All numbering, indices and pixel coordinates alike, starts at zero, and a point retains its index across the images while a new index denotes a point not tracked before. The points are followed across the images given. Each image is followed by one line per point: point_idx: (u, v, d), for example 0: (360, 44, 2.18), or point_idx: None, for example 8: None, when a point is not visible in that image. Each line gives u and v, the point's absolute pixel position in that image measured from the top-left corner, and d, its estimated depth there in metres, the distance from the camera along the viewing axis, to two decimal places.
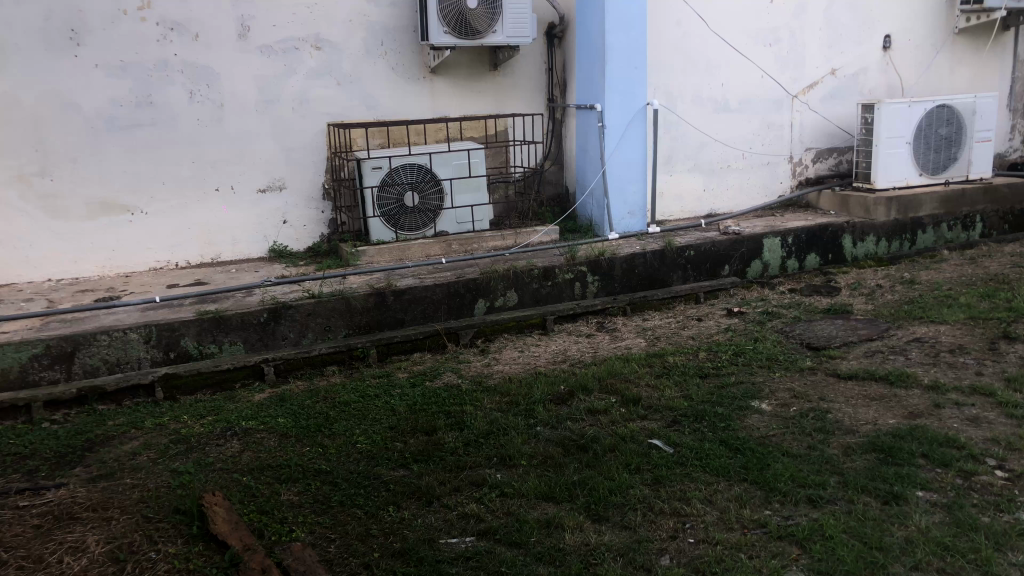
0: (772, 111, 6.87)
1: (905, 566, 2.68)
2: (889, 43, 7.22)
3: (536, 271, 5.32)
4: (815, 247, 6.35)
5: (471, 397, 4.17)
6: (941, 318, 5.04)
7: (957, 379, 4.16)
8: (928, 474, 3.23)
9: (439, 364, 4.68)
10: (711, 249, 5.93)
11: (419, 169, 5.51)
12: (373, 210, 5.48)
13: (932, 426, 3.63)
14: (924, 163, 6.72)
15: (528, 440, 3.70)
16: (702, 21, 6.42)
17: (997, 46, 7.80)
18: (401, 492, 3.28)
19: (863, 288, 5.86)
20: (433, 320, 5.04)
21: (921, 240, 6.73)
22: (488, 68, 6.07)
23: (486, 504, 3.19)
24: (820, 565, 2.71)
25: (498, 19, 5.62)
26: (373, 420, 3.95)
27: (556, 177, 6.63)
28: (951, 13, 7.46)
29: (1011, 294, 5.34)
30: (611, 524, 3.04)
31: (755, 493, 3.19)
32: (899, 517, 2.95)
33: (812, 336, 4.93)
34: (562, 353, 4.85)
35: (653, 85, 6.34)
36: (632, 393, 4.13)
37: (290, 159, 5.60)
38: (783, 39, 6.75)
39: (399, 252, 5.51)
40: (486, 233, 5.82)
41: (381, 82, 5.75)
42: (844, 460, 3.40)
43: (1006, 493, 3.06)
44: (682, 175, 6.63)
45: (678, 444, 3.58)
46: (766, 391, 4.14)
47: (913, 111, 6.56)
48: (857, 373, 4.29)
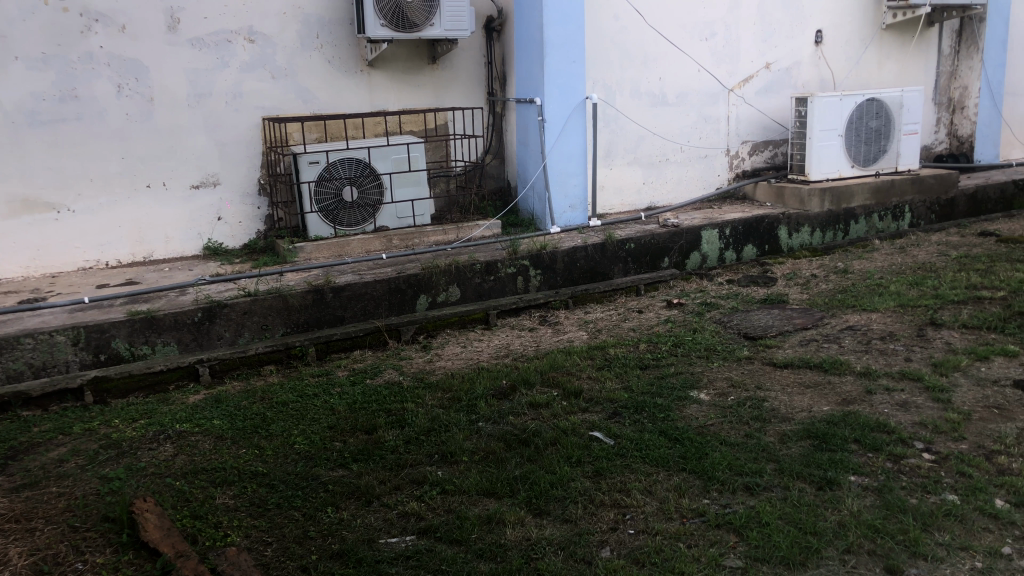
0: (709, 105, 6.96)
1: (837, 549, 2.74)
2: (820, 38, 7.37)
3: (478, 266, 5.29)
4: (752, 238, 6.45)
5: (413, 394, 4.13)
6: (873, 306, 5.16)
7: (887, 365, 4.26)
8: (859, 459, 3.30)
9: (380, 361, 4.63)
10: (651, 242, 5.98)
11: (358, 164, 5.42)
12: (311, 206, 5.39)
13: (864, 412, 3.72)
14: (856, 155, 6.88)
15: (470, 435, 3.67)
16: (639, 15, 6.45)
17: (923, 41, 8.05)
18: (340, 492, 3.22)
19: (798, 277, 5.98)
20: (373, 317, 4.97)
21: (853, 230, 6.90)
22: (426, 62, 6.02)
23: (427, 502, 3.15)
24: (757, 551, 2.74)
25: (436, 13, 5.56)
26: (313, 420, 3.88)
27: (497, 171, 6.61)
28: (879, 9, 7.66)
29: (939, 282, 5.50)
30: (552, 518, 3.03)
31: (693, 483, 3.22)
32: (832, 502, 3.01)
33: (749, 326, 5.01)
34: (505, 347, 4.83)
35: (592, 78, 6.35)
36: (574, 386, 4.14)
37: (224, 154, 5.46)
38: (717, 33, 6.84)
39: (338, 248, 5.42)
40: (427, 228, 5.77)
41: (316, 75, 5.65)
42: (780, 447, 3.46)
43: (932, 475, 3.14)
44: (622, 168, 6.66)
45: (618, 436, 3.60)
46: (703, 381, 4.19)
47: (845, 104, 6.69)
48: (792, 361, 4.36)
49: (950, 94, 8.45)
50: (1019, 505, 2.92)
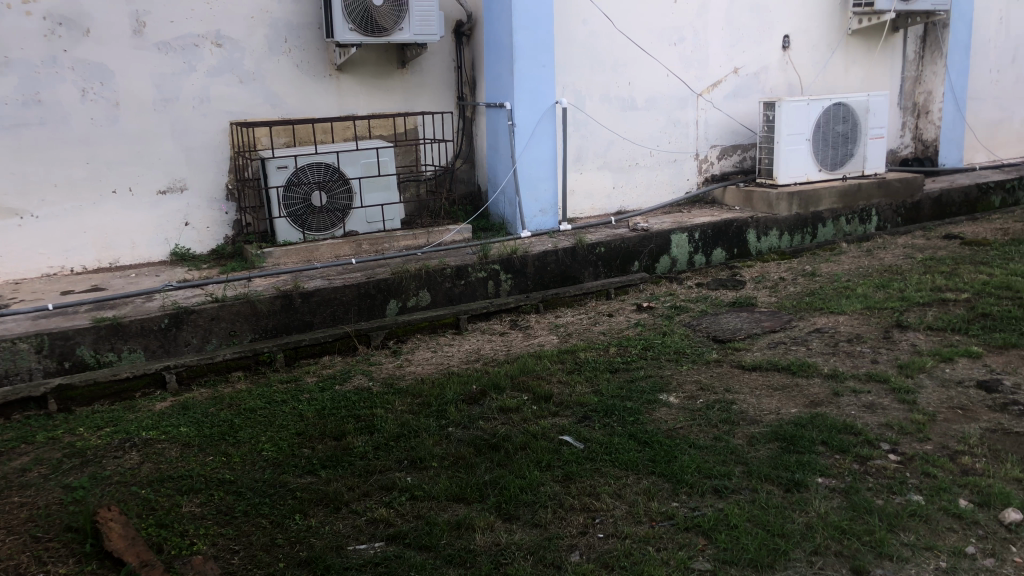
0: (678, 109, 7.00)
1: (805, 551, 2.76)
2: (788, 43, 7.45)
3: (448, 270, 5.27)
4: (721, 242, 6.50)
5: (382, 399, 4.10)
6: (840, 308, 5.21)
7: (854, 367, 4.31)
8: (827, 461, 3.33)
9: (349, 367, 4.59)
10: (621, 246, 6.00)
11: (327, 168, 5.38)
12: (279, 211, 5.33)
13: (831, 414, 3.75)
14: (823, 159, 6.96)
15: (440, 441, 3.65)
16: (608, 20, 6.47)
17: (887, 47, 8.17)
18: (308, 499, 3.19)
19: (767, 280, 6.03)
20: (343, 322, 4.93)
21: (821, 233, 6.98)
22: (396, 66, 5.99)
23: (396, 508, 3.13)
24: (725, 554, 2.75)
25: (405, 17, 5.53)
26: (280, 426, 3.83)
27: (467, 175, 6.59)
28: (844, 15, 7.75)
29: (904, 285, 5.57)
30: (522, 523, 3.02)
31: (663, 486, 3.22)
32: (800, 503, 3.03)
33: (718, 329, 5.04)
34: (475, 352, 4.82)
35: (562, 83, 6.36)
36: (544, 390, 4.13)
37: (192, 159, 5.40)
38: (686, 38, 6.88)
39: (307, 253, 5.37)
40: (397, 232, 5.74)
41: (284, 79, 5.60)
42: (748, 449, 3.48)
43: (898, 476, 3.17)
44: (593, 173, 6.67)
45: (588, 439, 3.59)
46: (673, 384, 4.21)
47: (812, 109, 6.76)
48: (761, 364, 4.40)
49: (915, 98, 8.59)
50: (981, 505, 2.96)
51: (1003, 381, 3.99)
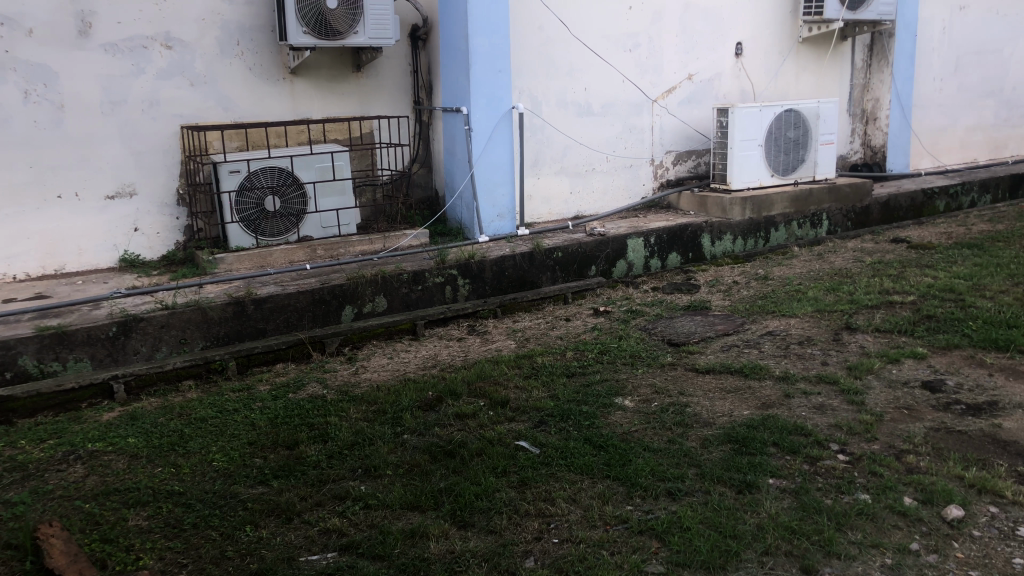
0: (634, 115, 7.05)
1: (756, 552, 2.78)
2: (740, 50, 7.56)
3: (405, 276, 5.23)
4: (676, 246, 6.56)
5: (337, 407, 4.05)
6: (791, 311, 5.30)
7: (805, 369, 4.37)
8: (778, 462, 3.37)
9: (303, 374, 4.53)
10: (578, 250, 6.02)
11: (281, 172, 5.31)
12: (231, 216, 5.25)
13: (783, 415, 3.80)
14: (775, 164, 7.07)
15: (395, 448, 3.62)
16: (563, 25, 6.50)
17: (837, 55, 8.34)
18: (260, 509, 3.14)
19: (721, 284, 6.10)
20: (297, 329, 4.86)
21: (774, 238, 7.09)
22: (350, 70, 5.95)
23: (350, 517, 3.09)
24: (678, 556, 2.77)
25: (360, 20, 5.49)
26: (232, 436, 3.77)
27: (424, 180, 6.59)
28: (795, 22, 7.89)
29: (853, 287, 5.68)
30: (477, 529, 3.01)
31: (617, 489, 3.23)
32: (751, 505, 3.06)
33: (673, 333, 5.09)
34: (433, 358, 4.80)
35: (518, 87, 6.37)
36: (500, 395, 4.12)
37: (141, 163, 5.30)
38: (641, 44, 6.94)
39: (260, 259, 5.30)
40: (352, 237, 5.68)
41: (237, 82, 5.52)
42: (702, 451, 3.51)
43: (846, 476, 3.23)
44: (550, 178, 6.69)
45: (543, 444, 3.60)
46: (628, 387, 4.23)
47: (765, 115, 6.87)
48: (714, 366, 4.44)
49: (864, 105, 8.77)
50: (926, 502, 3.02)
51: (947, 381, 4.08)
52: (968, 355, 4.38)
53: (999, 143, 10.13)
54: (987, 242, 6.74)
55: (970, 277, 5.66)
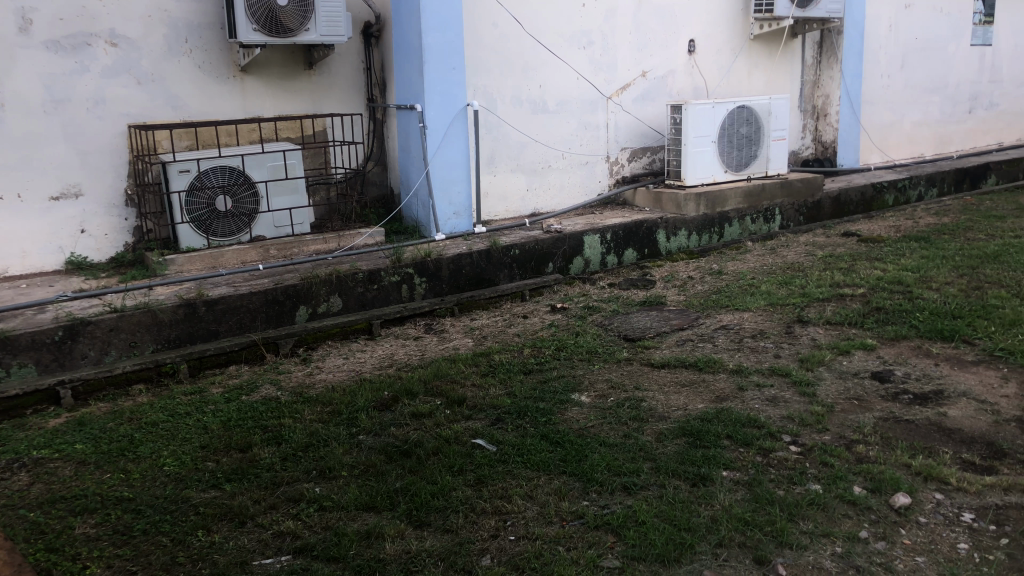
0: (589, 112, 7.08)
1: (710, 544, 2.81)
2: (692, 48, 7.63)
3: (360, 275, 5.18)
4: (632, 243, 6.60)
5: (291, 409, 4.00)
6: (744, 305, 5.36)
7: (758, 362, 4.43)
8: (731, 454, 3.41)
9: (257, 376, 4.47)
10: (535, 247, 6.03)
11: (231, 171, 5.21)
12: (182, 216, 5.14)
13: (736, 408, 3.84)
14: (728, 161, 7.15)
15: (350, 449, 3.58)
16: (517, 23, 6.49)
17: (787, 52, 8.46)
18: (212, 514, 3.08)
19: (676, 279, 6.15)
20: (250, 330, 4.79)
21: (728, 233, 7.17)
22: (302, 67, 5.88)
23: (304, 520, 3.05)
24: (634, 550, 2.78)
25: (311, 18, 5.42)
26: (184, 439, 3.70)
27: (379, 178, 6.53)
28: (746, 20, 7.99)
29: (805, 281, 5.77)
30: (433, 529, 2.99)
31: (574, 485, 3.24)
32: (705, 497, 3.09)
33: (629, 328, 5.12)
34: (389, 357, 4.76)
35: (473, 85, 6.35)
36: (457, 394, 4.10)
37: (87, 163, 5.17)
38: (595, 42, 6.97)
39: (212, 260, 5.21)
40: (306, 236, 5.62)
41: (185, 80, 5.42)
42: (656, 445, 3.53)
43: (798, 466, 3.27)
44: (505, 175, 6.67)
45: (500, 442, 3.59)
46: (584, 383, 4.25)
47: (717, 112, 6.94)
48: (669, 361, 4.48)
49: (814, 101, 8.90)
50: (874, 491, 3.08)
51: (895, 371, 4.17)
52: (915, 346, 4.47)
53: (944, 138, 10.37)
54: (934, 235, 6.89)
55: (917, 270, 5.78)
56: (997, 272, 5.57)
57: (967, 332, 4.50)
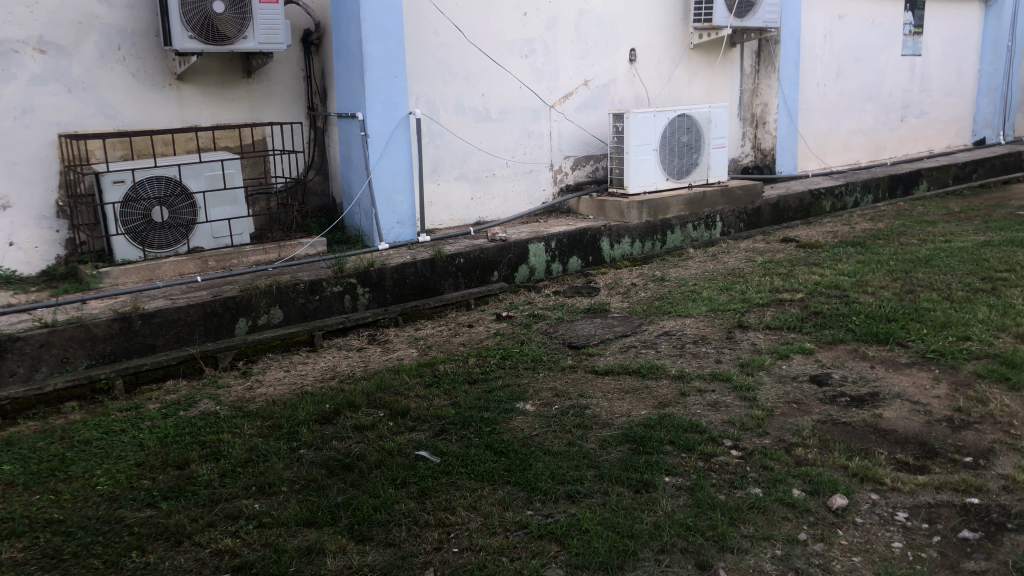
0: (532, 120, 7.10)
1: (653, 550, 2.82)
2: (633, 57, 7.71)
3: (301, 286, 5.10)
4: (577, 250, 6.63)
5: (230, 423, 3.91)
6: (687, 311, 5.42)
7: (699, 367, 4.48)
8: (674, 460, 3.44)
9: (195, 391, 4.36)
10: (480, 256, 6.01)
11: (168, 182, 5.08)
12: (116, 228, 5.00)
13: (678, 414, 3.88)
14: (670, 168, 7.24)
15: (290, 464, 3.51)
16: (458, 31, 6.48)
17: (726, 61, 8.61)
18: (147, 534, 2.99)
19: (620, 286, 6.20)
20: (188, 344, 4.67)
21: (670, 240, 7.26)
22: (240, 75, 5.78)
23: (242, 537, 2.98)
24: (577, 559, 2.78)
25: (249, 25, 5.32)
26: (118, 457, 3.59)
27: (321, 187, 6.45)
28: (685, 30, 8.11)
29: (745, 287, 5.86)
30: (375, 543, 2.95)
31: (518, 495, 3.23)
32: (648, 503, 3.10)
33: (573, 336, 5.13)
34: (332, 369, 4.69)
35: (415, 93, 6.31)
36: (400, 405, 4.06)
37: (15, 174, 4.99)
38: (537, 50, 7.00)
39: (148, 272, 5.08)
40: (246, 247, 5.51)
41: (119, 89, 5.28)
42: (600, 453, 3.54)
43: (739, 471, 3.31)
44: (449, 183, 6.65)
45: (444, 453, 3.56)
46: (529, 392, 4.24)
47: (658, 120, 7.03)
48: (613, 368, 4.50)
49: (753, 110, 9.06)
50: (813, 493, 3.13)
51: (833, 374, 4.25)
52: (852, 349, 4.57)
53: (878, 145, 10.66)
54: (869, 240, 7.07)
55: (853, 274, 5.92)
56: (929, 276, 5.73)
57: (901, 335, 4.62)
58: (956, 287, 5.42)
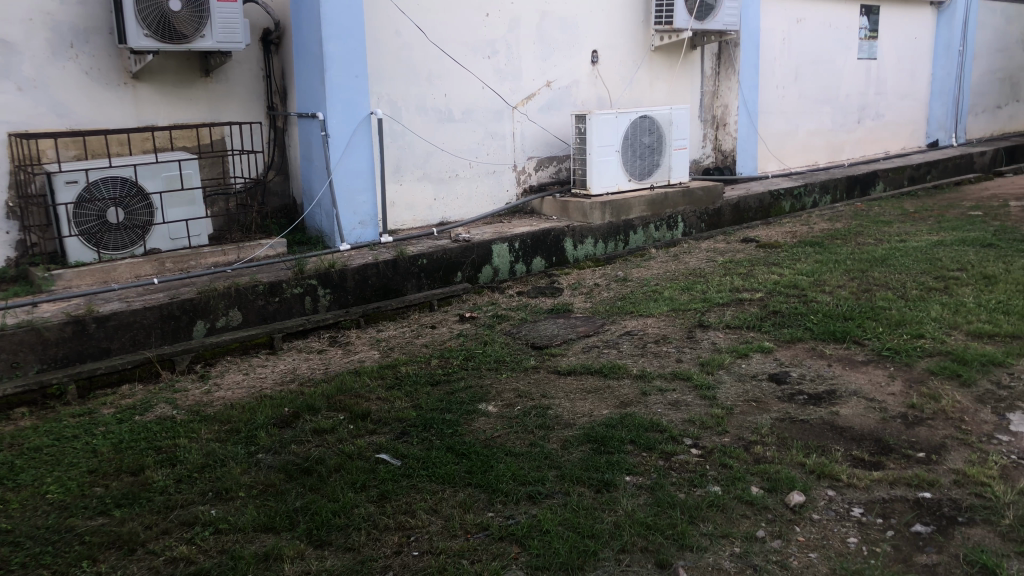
0: (495, 121, 7.09)
1: (613, 550, 2.83)
2: (595, 58, 7.74)
3: (260, 288, 5.02)
4: (540, 251, 6.63)
5: (187, 428, 3.84)
6: (648, 311, 5.45)
7: (661, 367, 4.50)
8: (635, 459, 3.45)
9: (151, 395, 4.27)
10: (443, 257, 5.98)
11: (123, 182, 4.98)
12: (69, 229, 4.88)
13: (640, 413, 3.89)
14: (632, 169, 7.27)
15: (248, 469, 3.46)
16: (420, 32, 6.45)
17: (688, 63, 8.68)
18: (99, 542, 2.92)
19: (583, 287, 6.22)
20: (144, 347, 4.58)
21: (633, 240, 7.30)
22: (198, 74, 5.68)
23: (198, 544, 2.93)
24: (537, 560, 2.77)
25: (206, 24, 5.24)
26: (70, 464, 3.50)
27: (281, 188, 6.38)
28: (647, 31, 8.17)
29: (706, 286, 5.91)
30: (334, 548, 2.91)
31: (479, 496, 3.21)
32: (609, 503, 3.11)
33: (536, 336, 5.13)
34: (291, 371, 4.64)
35: (376, 94, 6.27)
36: (361, 408, 4.02)
37: None
38: (499, 52, 6.99)
39: (103, 274, 4.97)
40: (204, 249, 5.42)
41: (72, 87, 5.17)
42: (562, 453, 3.54)
43: (698, 469, 3.33)
44: (412, 184, 6.61)
45: (405, 456, 3.53)
46: (492, 393, 4.22)
47: (620, 121, 7.05)
48: (575, 368, 4.50)
49: (713, 112, 9.15)
50: (771, 490, 3.16)
51: (791, 372, 4.30)
52: (810, 347, 4.63)
53: (836, 146, 10.83)
54: (827, 240, 7.17)
55: (811, 274, 6.00)
56: (884, 275, 5.83)
57: (857, 333, 4.69)
58: (911, 286, 5.52)
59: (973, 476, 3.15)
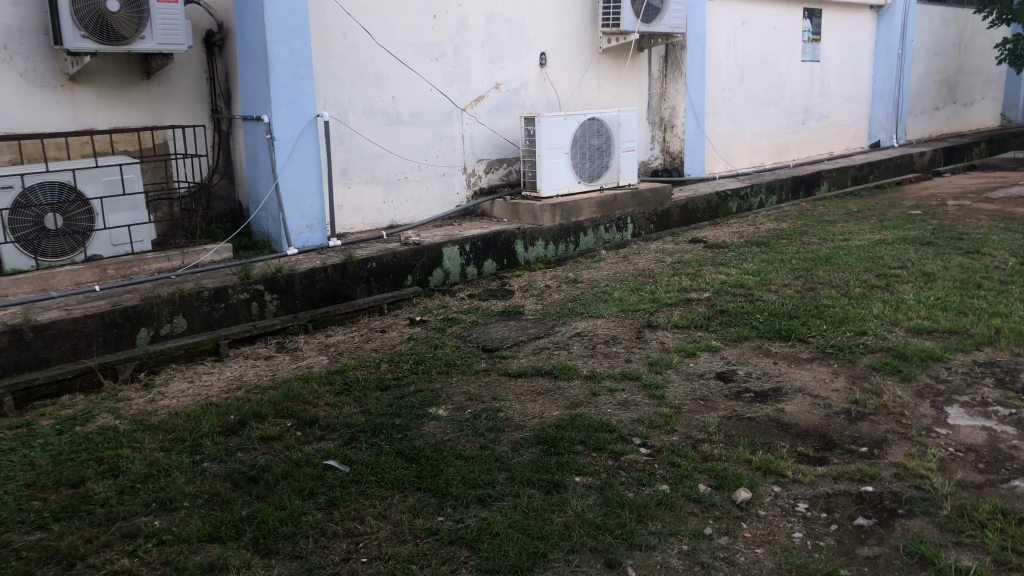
0: (444, 123, 7.07)
1: (562, 551, 2.83)
2: (544, 60, 7.77)
3: (206, 293, 4.94)
4: (491, 253, 6.63)
5: (130, 438, 3.74)
6: (598, 312, 5.48)
7: (610, 367, 4.53)
8: (585, 460, 3.46)
9: (92, 405, 4.16)
10: (393, 260, 5.93)
11: (61, 188, 4.84)
12: (5, 236, 4.73)
13: (589, 414, 3.91)
14: (581, 171, 7.31)
15: (192, 478, 3.40)
16: (367, 33, 6.40)
17: (635, 66, 8.77)
18: (36, 558, 2.83)
19: (533, 289, 6.23)
20: (85, 356, 4.46)
21: (583, 242, 7.33)
22: (139, 77, 5.57)
23: (141, 556, 2.86)
24: (487, 563, 2.76)
25: (146, 25, 5.13)
26: (6, 478, 3.39)
27: (226, 192, 6.28)
28: (595, 34, 8.23)
29: (655, 287, 5.97)
30: (281, 556, 2.87)
31: (428, 501, 3.19)
32: (558, 504, 3.12)
33: (487, 338, 5.13)
34: (238, 378, 4.56)
35: (322, 96, 6.21)
36: (309, 414, 3.97)
37: None
38: (447, 53, 6.97)
39: (41, 282, 4.83)
40: (147, 255, 5.31)
41: (7, 90, 5.01)
42: (512, 455, 3.54)
43: (647, 468, 3.36)
44: (360, 187, 6.56)
45: (354, 461, 3.50)
46: (442, 397, 4.20)
47: (569, 123, 7.09)
48: (526, 370, 4.50)
49: (661, 114, 9.26)
50: (718, 488, 3.20)
51: (738, 370, 4.37)
52: (756, 346, 4.70)
53: (781, 147, 11.02)
54: (773, 240, 7.30)
55: (757, 273, 6.10)
56: (828, 274, 5.95)
57: (801, 331, 4.78)
58: (854, 284, 5.64)
59: (912, 469, 3.23)
